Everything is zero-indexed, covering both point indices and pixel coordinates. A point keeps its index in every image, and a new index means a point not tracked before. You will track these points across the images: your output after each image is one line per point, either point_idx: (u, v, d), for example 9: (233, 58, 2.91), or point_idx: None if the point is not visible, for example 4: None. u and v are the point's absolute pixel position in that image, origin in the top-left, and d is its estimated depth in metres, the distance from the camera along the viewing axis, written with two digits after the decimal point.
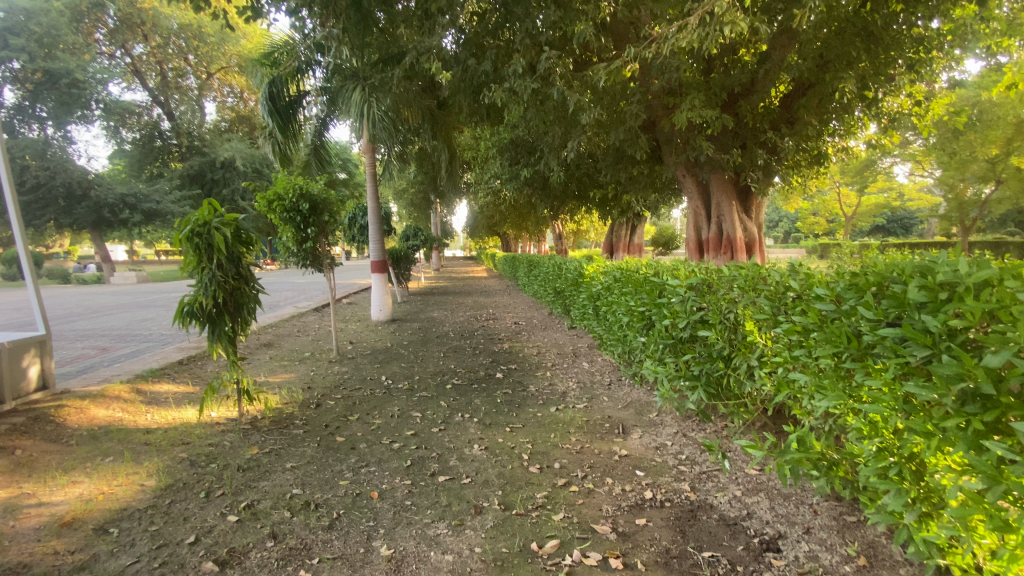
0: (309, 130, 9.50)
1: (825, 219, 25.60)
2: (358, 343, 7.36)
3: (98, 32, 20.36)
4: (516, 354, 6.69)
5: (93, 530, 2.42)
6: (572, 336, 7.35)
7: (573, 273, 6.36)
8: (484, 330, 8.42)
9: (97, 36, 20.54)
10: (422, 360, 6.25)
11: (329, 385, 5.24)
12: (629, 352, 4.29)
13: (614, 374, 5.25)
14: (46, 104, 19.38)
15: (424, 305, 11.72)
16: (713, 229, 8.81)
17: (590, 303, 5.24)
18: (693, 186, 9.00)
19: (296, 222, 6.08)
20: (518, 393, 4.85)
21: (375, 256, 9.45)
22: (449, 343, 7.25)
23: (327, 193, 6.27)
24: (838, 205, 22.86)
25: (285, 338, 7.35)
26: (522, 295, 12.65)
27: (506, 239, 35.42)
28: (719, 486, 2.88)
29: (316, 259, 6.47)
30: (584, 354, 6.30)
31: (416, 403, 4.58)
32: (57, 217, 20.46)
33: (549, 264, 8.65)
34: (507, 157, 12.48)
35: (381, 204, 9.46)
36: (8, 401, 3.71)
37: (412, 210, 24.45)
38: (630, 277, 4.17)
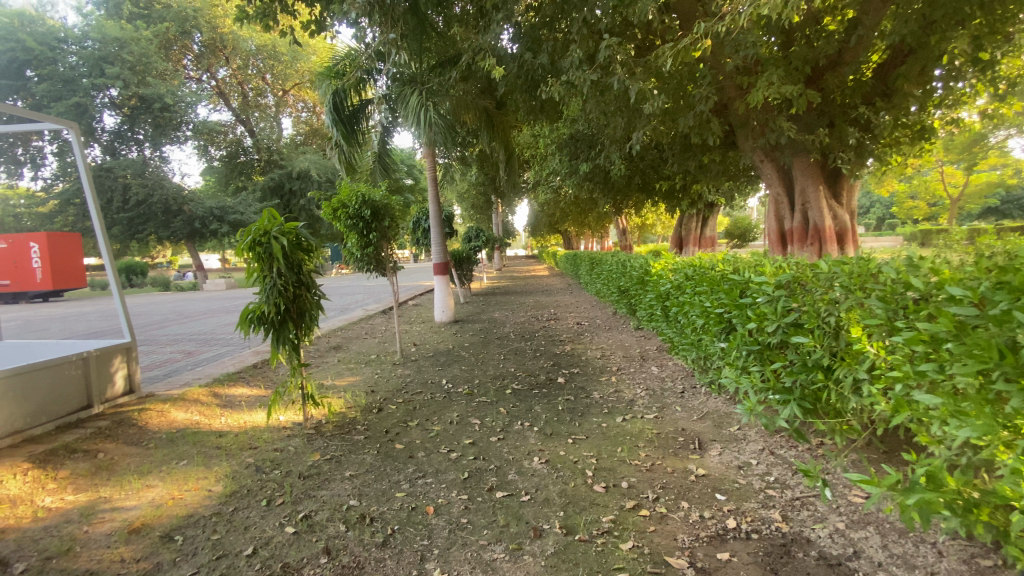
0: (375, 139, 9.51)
1: (925, 203, 23.01)
2: (421, 345, 7.39)
3: (186, 58, 22.47)
4: (578, 356, 6.42)
5: (159, 537, 2.52)
6: (639, 338, 6.96)
7: (639, 271, 5.99)
8: (546, 331, 8.20)
9: (186, 62, 22.65)
10: (483, 363, 6.14)
11: (391, 388, 5.23)
12: (706, 358, 3.91)
13: (687, 381, 4.86)
14: (143, 128, 21.50)
15: (486, 306, 11.70)
16: (798, 218, 8.14)
17: (658, 304, 4.87)
18: (774, 172, 8.36)
19: (359, 229, 6.12)
20: (582, 400, 4.59)
21: (437, 259, 9.50)
22: (509, 346, 7.11)
23: (387, 198, 6.28)
24: (940, 186, 20.44)
25: (351, 340, 7.52)
26: (586, 294, 12.28)
27: (568, 237, 34.96)
28: (817, 517, 2.50)
29: (379, 263, 6.55)
30: (652, 357, 5.92)
31: (475, 409, 4.45)
32: (157, 230, 22.62)
33: (612, 261, 8.28)
34: (567, 152, 12.18)
35: (442, 206, 9.48)
36: (97, 405, 4.08)
37: (473, 211, 24.69)
38: (704, 275, 3.79)
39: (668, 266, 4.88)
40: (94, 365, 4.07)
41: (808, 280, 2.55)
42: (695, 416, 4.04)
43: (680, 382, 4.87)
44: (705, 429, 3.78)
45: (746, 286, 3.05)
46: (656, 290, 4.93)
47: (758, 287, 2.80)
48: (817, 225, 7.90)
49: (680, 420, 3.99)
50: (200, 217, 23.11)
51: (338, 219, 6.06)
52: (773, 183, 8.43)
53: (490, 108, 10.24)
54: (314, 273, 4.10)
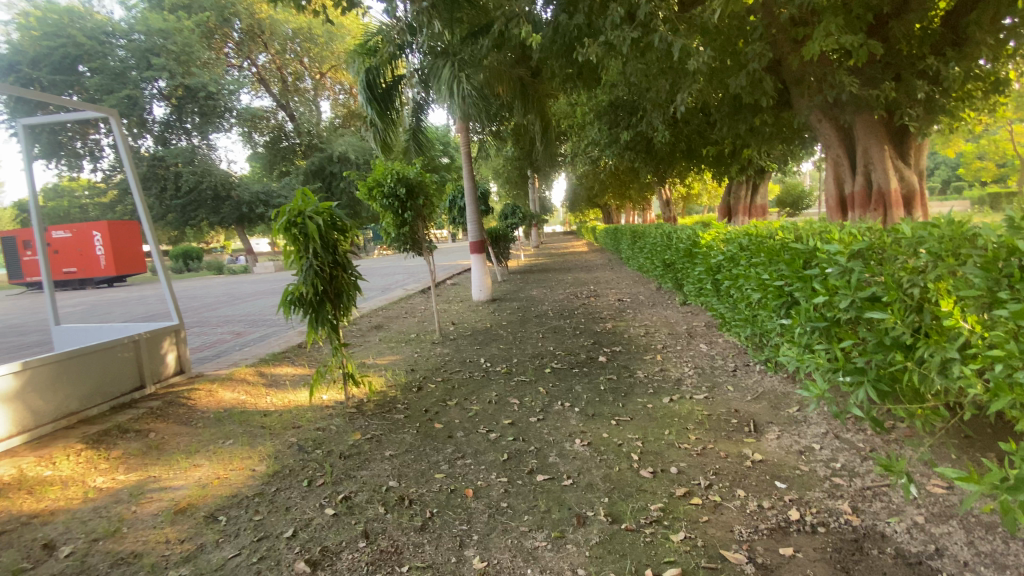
0: (408, 115, 9.50)
1: (1002, 162, 21.02)
2: (459, 324, 7.34)
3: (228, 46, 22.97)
4: (621, 334, 6.21)
5: (204, 518, 2.56)
6: (685, 314, 6.65)
7: (686, 243, 5.66)
8: (586, 308, 7.99)
9: (228, 49, 23.15)
10: (522, 342, 6.03)
11: (431, 367, 5.20)
12: (763, 334, 3.63)
13: (739, 359, 4.58)
14: (190, 118, 22.32)
15: (525, 284, 11.57)
16: (860, 182, 7.51)
17: (708, 276, 4.58)
18: (833, 132, 7.72)
19: (395, 207, 6.03)
20: (625, 380, 4.41)
21: (474, 236, 9.39)
22: (549, 324, 6.96)
23: (422, 175, 6.14)
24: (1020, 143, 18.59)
25: (391, 319, 7.56)
26: (627, 269, 11.91)
27: (608, 211, 34.16)
28: (892, 509, 2.25)
29: (416, 242, 6.48)
30: (700, 334, 5.63)
31: (515, 389, 4.35)
32: (208, 216, 23.64)
33: (656, 234, 7.93)
34: (606, 121, 11.69)
35: (478, 182, 9.32)
36: (150, 385, 4.24)
37: (510, 188, 24.40)
38: (761, 244, 3.48)
39: (720, 236, 4.54)
40: (143, 347, 4.22)
41: (888, 245, 2.25)
42: (749, 396, 3.79)
43: (732, 361, 4.59)
44: (760, 410, 3.53)
45: (812, 255, 2.76)
46: (705, 262, 4.63)
47: (827, 255, 2.51)
48: (881, 188, 7.27)
49: (733, 400, 3.75)
50: (246, 201, 23.95)
51: (374, 198, 5.98)
52: (832, 144, 7.80)
53: (523, 77, 9.90)
54: (350, 253, 4.04)
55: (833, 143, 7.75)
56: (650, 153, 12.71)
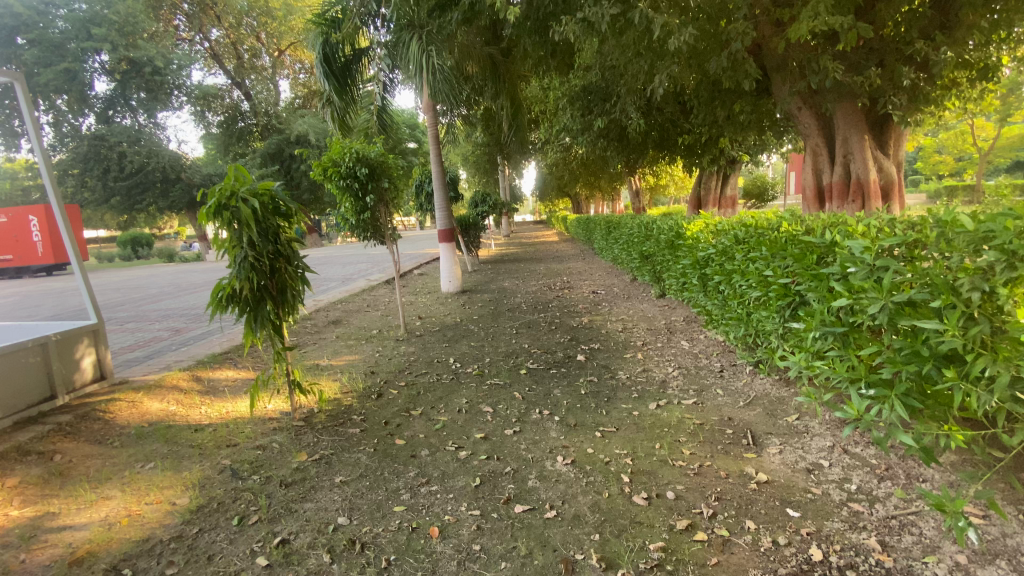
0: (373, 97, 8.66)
1: (951, 157, 21.88)
2: (426, 318, 6.84)
3: (177, 18, 21.05)
4: (598, 329, 5.87)
5: (102, 573, 2.05)
6: (663, 308, 6.36)
7: (668, 234, 5.32)
8: (560, 301, 7.63)
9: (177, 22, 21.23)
10: (494, 338, 5.60)
11: (393, 368, 4.72)
12: (758, 334, 3.33)
13: (726, 359, 4.29)
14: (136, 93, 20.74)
15: (495, 274, 11.16)
16: (838, 172, 7.41)
17: (693, 269, 4.26)
18: (813, 120, 7.58)
19: (354, 190, 5.46)
20: (607, 382, 4.04)
21: (442, 224, 8.88)
22: (522, 318, 6.57)
23: (383, 155, 5.59)
24: (967, 141, 19.43)
25: (352, 314, 6.99)
26: (600, 260, 11.62)
27: (578, 201, 33.97)
28: (926, 545, 1.96)
29: (377, 230, 5.92)
30: (681, 330, 5.34)
31: (487, 393, 3.93)
32: (157, 201, 22.13)
33: (632, 224, 7.61)
34: (579, 107, 11.31)
35: (446, 167, 8.78)
36: (62, 395, 3.60)
37: (480, 175, 23.79)
38: (762, 236, 3.16)
39: (710, 227, 4.21)
40: (54, 351, 3.57)
41: (935, 241, 1.94)
42: (741, 402, 3.49)
43: (719, 361, 4.29)
44: (755, 418, 3.23)
45: (828, 250, 2.44)
46: (691, 255, 4.31)
47: (852, 250, 2.19)
48: (860, 178, 7.16)
49: (724, 406, 3.45)
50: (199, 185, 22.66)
51: (330, 180, 5.40)
52: (812, 132, 7.67)
53: (494, 54, 9.38)
54: (295, 242, 3.52)
55: (813, 132, 7.62)
56: (623, 141, 12.41)
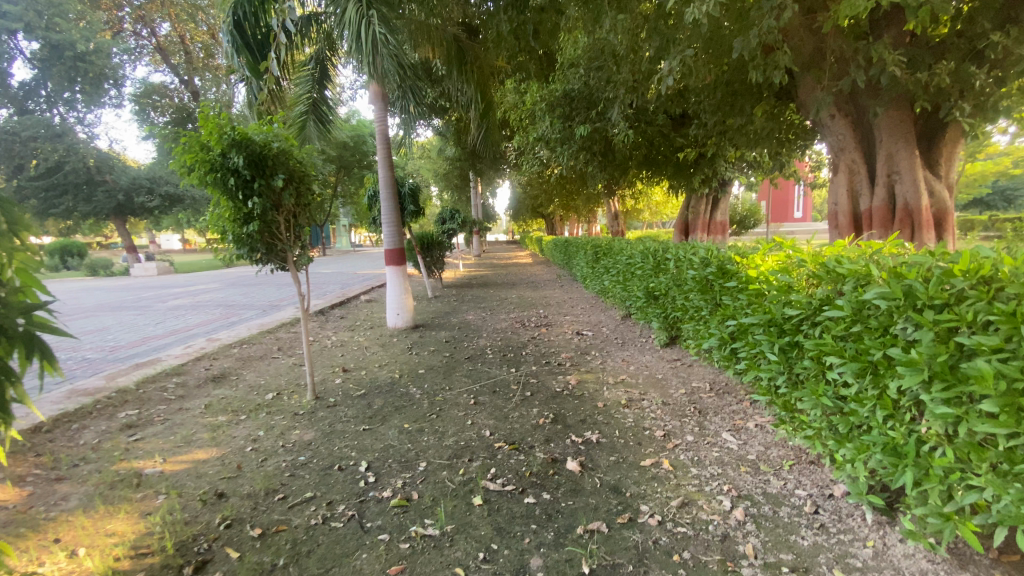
0: (271, 65, 5.91)
1: None
2: (351, 373, 4.95)
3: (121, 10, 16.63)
4: (591, 396, 4.13)
5: None
6: (674, 367, 4.67)
7: (696, 268, 3.64)
8: (536, 347, 5.87)
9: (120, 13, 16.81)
10: (439, 415, 3.77)
11: (262, 482, 2.83)
12: (941, 488, 1.68)
13: (812, 484, 2.60)
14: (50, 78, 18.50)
15: (458, 303, 9.39)
16: (881, 195, 5.96)
17: (762, 332, 2.55)
18: (850, 130, 6.14)
19: (233, 186, 3.65)
20: (626, 538, 2.26)
21: (389, 243, 7.06)
22: (485, 374, 4.78)
23: (282, 141, 3.78)
24: None
25: (249, 364, 5.04)
26: (582, 290, 9.99)
27: (552, 221, 32.70)
28: None
29: (272, 250, 4.05)
30: (714, 412, 3.62)
31: (403, 567, 2.08)
32: (76, 205, 19.71)
33: (629, 252, 5.97)
34: (559, 113, 9.85)
35: (395, 173, 7.01)
36: None
37: (451, 192, 22.06)
38: (994, 299, 1.54)
39: (794, 264, 2.52)
40: None
41: None
42: None
43: (803, 490, 2.59)
44: None
45: None
46: (760, 310, 2.61)
47: None
48: (907, 203, 5.73)
49: None
50: (126, 189, 20.46)
51: (198, 169, 3.59)
52: (847, 145, 6.21)
53: (460, 37, 7.61)
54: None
55: (850, 145, 6.16)
56: (607, 156, 10.97)
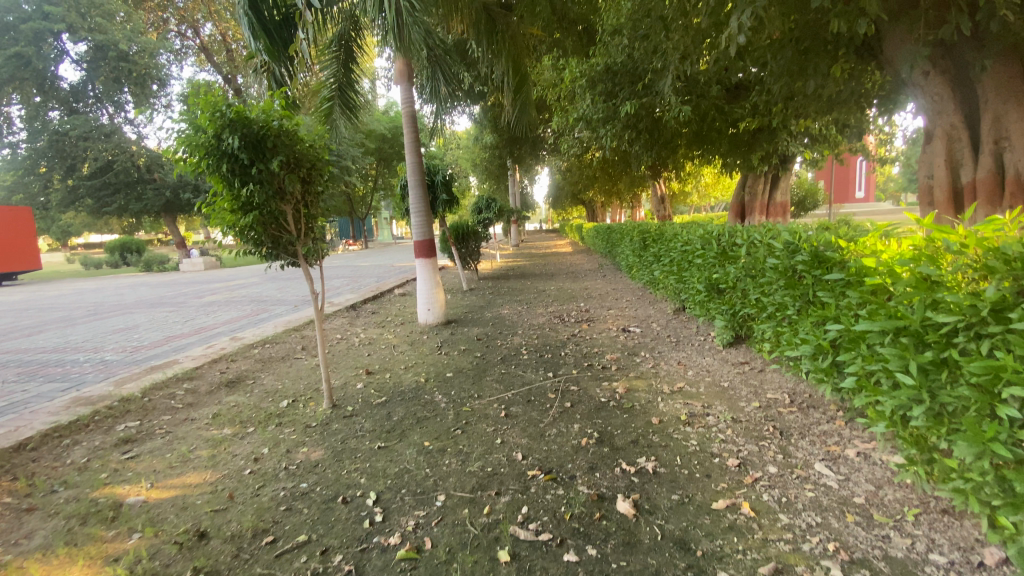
0: (298, 47, 5.44)
1: None
2: (374, 376, 4.52)
3: (165, 11, 16.49)
4: (643, 408, 3.50)
5: None
6: (742, 374, 3.97)
7: (777, 256, 2.95)
8: (578, 346, 5.26)
9: (164, 14, 16.64)
10: (464, 430, 3.25)
11: (251, 519, 2.39)
12: None
13: (954, 548, 1.91)
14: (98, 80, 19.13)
15: (495, 296, 8.89)
16: (987, 164, 4.91)
17: (887, 343, 1.90)
18: (948, 89, 5.09)
19: (231, 171, 3.24)
20: None
21: (418, 234, 6.61)
22: (519, 379, 4.23)
23: (283, 120, 3.34)
24: None
25: (268, 366, 4.70)
26: (627, 281, 9.28)
27: (594, 208, 31.68)
28: None
29: (279, 243, 3.62)
30: (799, 434, 2.94)
31: None
32: (127, 203, 20.44)
33: (682, 239, 5.25)
34: (600, 90, 9.13)
35: (423, 158, 6.52)
36: None
37: (489, 181, 21.53)
38: None
39: (935, 250, 1.85)
40: None
41: None
42: None
43: (940, 555, 1.90)
44: None
45: None
46: (880, 313, 1.95)
47: None
48: (1020, 173, 4.69)
49: None
50: (172, 186, 21.01)
51: (194, 153, 3.20)
52: (943, 106, 5.16)
53: (489, 4, 6.97)
54: None
55: (948, 106, 5.10)
56: (653, 134, 10.15)
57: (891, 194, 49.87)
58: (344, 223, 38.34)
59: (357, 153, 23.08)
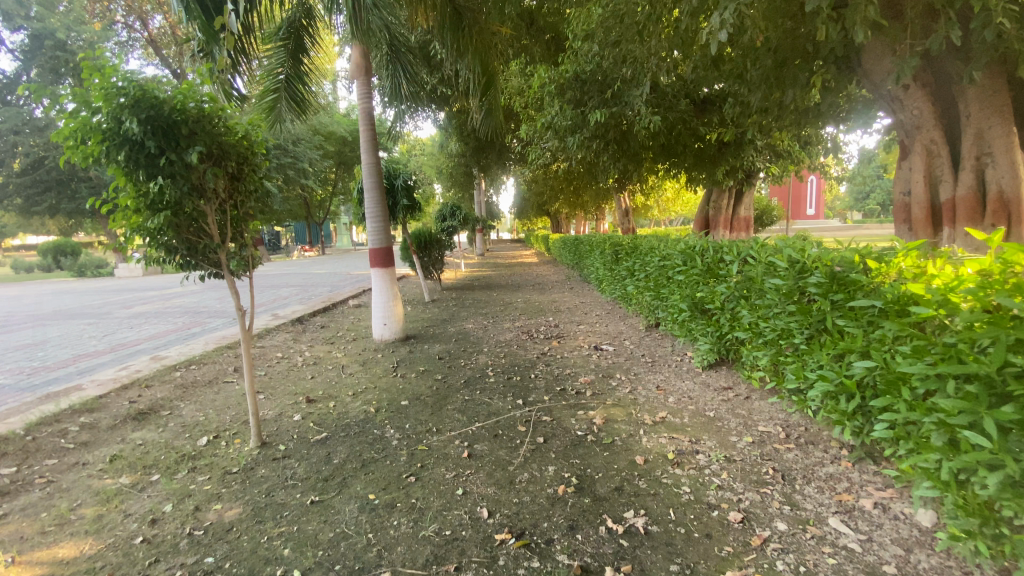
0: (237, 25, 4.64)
1: None
2: (315, 404, 3.93)
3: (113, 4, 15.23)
4: (625, 444, 3.08)
5: None
6: (727, 403, 3.61)
7: (780, 276, 2.62)
8: (548, 367, 4.83)
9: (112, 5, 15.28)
10: (418, 478, 2.73)
11: None
12: None
13: None
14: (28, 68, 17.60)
15: (458, 309, 8.39)
16: (968, 181, 4.86)
17: (948, 394, 1.57)
18: (928, 103, 5.04)
19: (133, 161, 2.61)
20: None
21: (374, 242, 6.05)
22: (484, 407, 3.74)
23: (203, 102, 2.74)
24: None
25: (190, 393, 4.03)
26: (596, 295, 8.96)
27: (558, 219, 31.65)
28: None
29: (198, 251, 3.02)
30: (803, 479, 2.58)
31: None
32: (58, 203, 18.80)
33: (658, 253, 4.91)
34: (570, 98, 8.82)
35: (381, 159, 5.98)
36: None
37: (454, 189, 21.03)
38: None
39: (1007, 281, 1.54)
40: None
41: None
42: None
43: None
44: None
45: None
46: (937, 353, 1.63)
47: None
48: (1002, 190, 4.66)
49: None
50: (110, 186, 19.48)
51: (86, 137, 2.58)
52: (923, 121, 5.10)
53: None
54: None
55: (928, 120, 5.05)
56: (622, 145, 9.95)
57: (838, 213, 52.38)
58: (300, 228, 36.91)
59: (316, 156, 22.14)
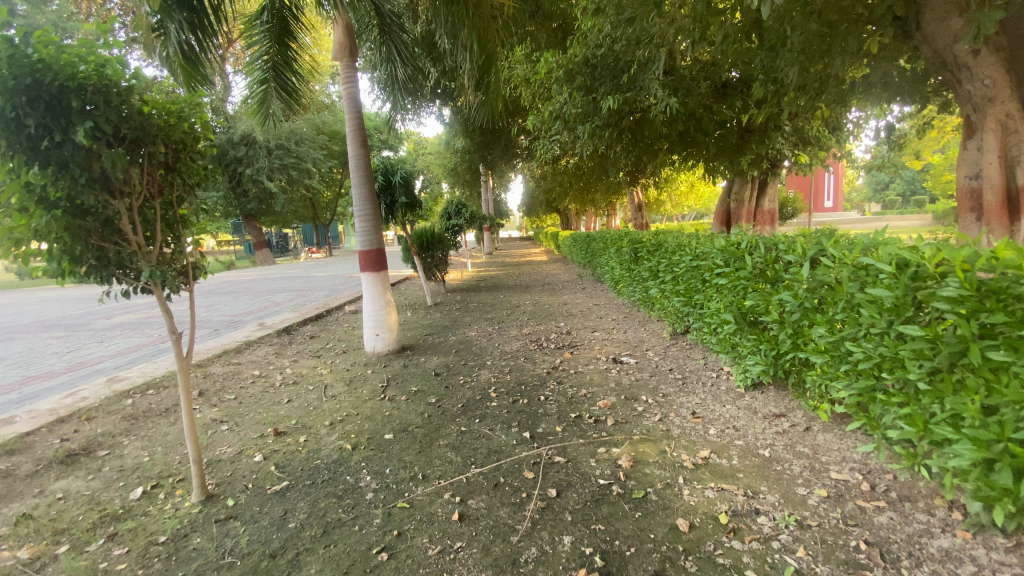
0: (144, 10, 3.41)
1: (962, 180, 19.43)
2: (283, 438, 3.31)
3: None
4: (659, 500, 2.41)
5: None
6: (783, 438, 2.91)
7: (877, 285, 1.97)
8: (559, 385, 4.16)
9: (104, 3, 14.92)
10: (393, 554, 2.08)
11: None
12: None
13: None
14: None
15: (461, 314, 7.74)
16: None
17: None
18: (1003, 71, 4.28)
19: (10, 146, 2.08)
20: None
21: (364, 243, 5.41)
22: (483, 443, 3.09)
23: (101, 67, 2.17)
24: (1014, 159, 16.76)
25: (137, 428, 3.47)
26: (611, 296, 8.27)
27: (568, 216, 30.89)
28: None
29: (117, 261, 2.42)
30: (914, 562, 1.88)
31: None
32: None
33: (687, 252, 4.22)
34: (580, 84, 8.14)
35: (370, 151, 5.35)
36: None
37: (459, 187, 20.41)
38: None
39: None
40: None
41: None
42: None
43: None
44: None
45: None
46: None
47: None
48: None
49: None
50: None
51: None
52: (996, 92, 4.36)
53: None
54: None
55: (1002, 91, 4.30)
56: (636, 134, 9.24)
57: (857, 205, 50.82)
58: (307, 230, 36.60)
59: (320, 155, 21.69)
